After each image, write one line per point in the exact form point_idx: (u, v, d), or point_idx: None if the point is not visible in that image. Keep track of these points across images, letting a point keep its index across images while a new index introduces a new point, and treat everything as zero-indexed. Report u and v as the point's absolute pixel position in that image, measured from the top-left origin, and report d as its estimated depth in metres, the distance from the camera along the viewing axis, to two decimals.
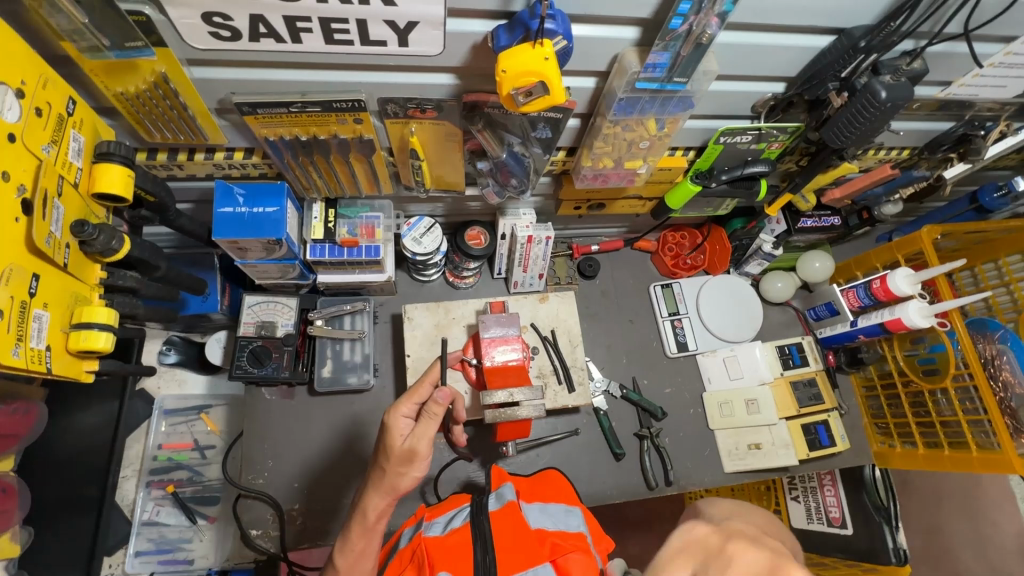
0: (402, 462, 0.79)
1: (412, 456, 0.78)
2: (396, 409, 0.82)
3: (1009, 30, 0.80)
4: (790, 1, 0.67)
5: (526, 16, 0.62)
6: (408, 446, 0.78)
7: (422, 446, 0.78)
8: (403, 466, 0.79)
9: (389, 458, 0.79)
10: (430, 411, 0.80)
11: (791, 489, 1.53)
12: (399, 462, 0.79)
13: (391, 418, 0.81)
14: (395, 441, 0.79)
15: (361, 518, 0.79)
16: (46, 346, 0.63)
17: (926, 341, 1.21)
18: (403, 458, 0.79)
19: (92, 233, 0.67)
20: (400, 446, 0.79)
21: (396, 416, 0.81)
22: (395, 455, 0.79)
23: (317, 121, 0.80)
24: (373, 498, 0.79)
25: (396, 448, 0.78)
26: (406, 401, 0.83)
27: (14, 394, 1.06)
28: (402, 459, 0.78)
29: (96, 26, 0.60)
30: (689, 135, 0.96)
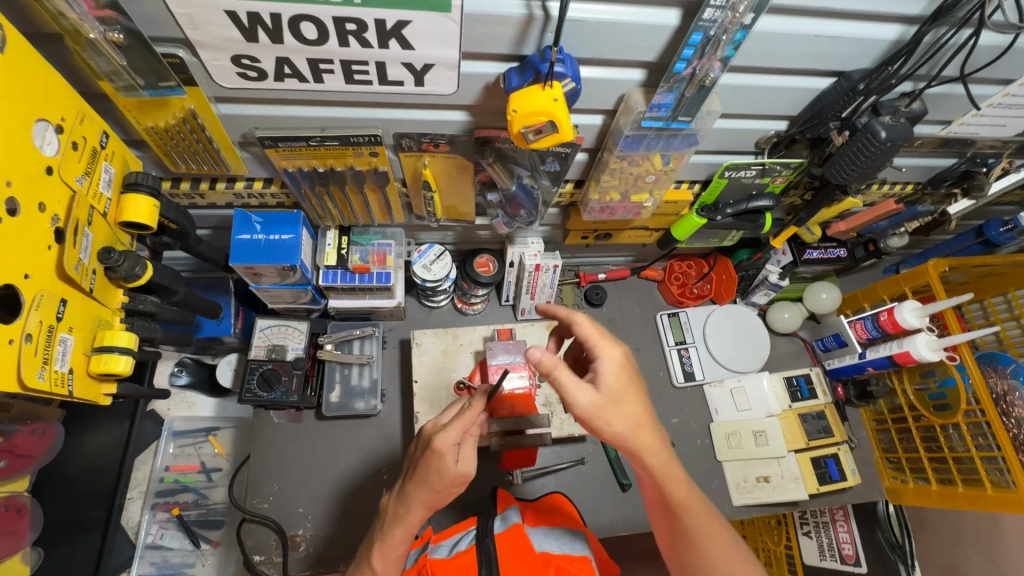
0: (454, 483, 0.77)
1: (462, 478, 0.78)
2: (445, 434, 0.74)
3: (1006, 73, 0.82)
4: (791, 47, 0.70)
5: (537, 59, 0.65)
6: (460, 470, 0.77)
7: (472, 468, 0.78)
8: (453, 486, 0.78)
9: (445, 482, 0.76)
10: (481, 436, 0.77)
11: (802, 524, 1.50)
12: (451, 483, 0.77)
13: (442, 442, 0.74)
14: (449, 468, 0.75)
15: (404, 523, 0.78)
16: (69, 369, 0.65)
17: (936, 375, 1.20)
18: (455, 481, 0.77)
19: (117, 259, 0.70)
20: (453, 469, 0.76)
21: (448, 442, 0.75)
22: (449, 478, 0.76)
23: (335, 154, 0.84)
24: (416, 512, 0.77)
25: (453, 473, 0.75)
26: (455, 426, 0.76)
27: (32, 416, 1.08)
28: (454, 483, 0.76)
29: (133, 67, 0.64)
30: (693, 169, 0.99)
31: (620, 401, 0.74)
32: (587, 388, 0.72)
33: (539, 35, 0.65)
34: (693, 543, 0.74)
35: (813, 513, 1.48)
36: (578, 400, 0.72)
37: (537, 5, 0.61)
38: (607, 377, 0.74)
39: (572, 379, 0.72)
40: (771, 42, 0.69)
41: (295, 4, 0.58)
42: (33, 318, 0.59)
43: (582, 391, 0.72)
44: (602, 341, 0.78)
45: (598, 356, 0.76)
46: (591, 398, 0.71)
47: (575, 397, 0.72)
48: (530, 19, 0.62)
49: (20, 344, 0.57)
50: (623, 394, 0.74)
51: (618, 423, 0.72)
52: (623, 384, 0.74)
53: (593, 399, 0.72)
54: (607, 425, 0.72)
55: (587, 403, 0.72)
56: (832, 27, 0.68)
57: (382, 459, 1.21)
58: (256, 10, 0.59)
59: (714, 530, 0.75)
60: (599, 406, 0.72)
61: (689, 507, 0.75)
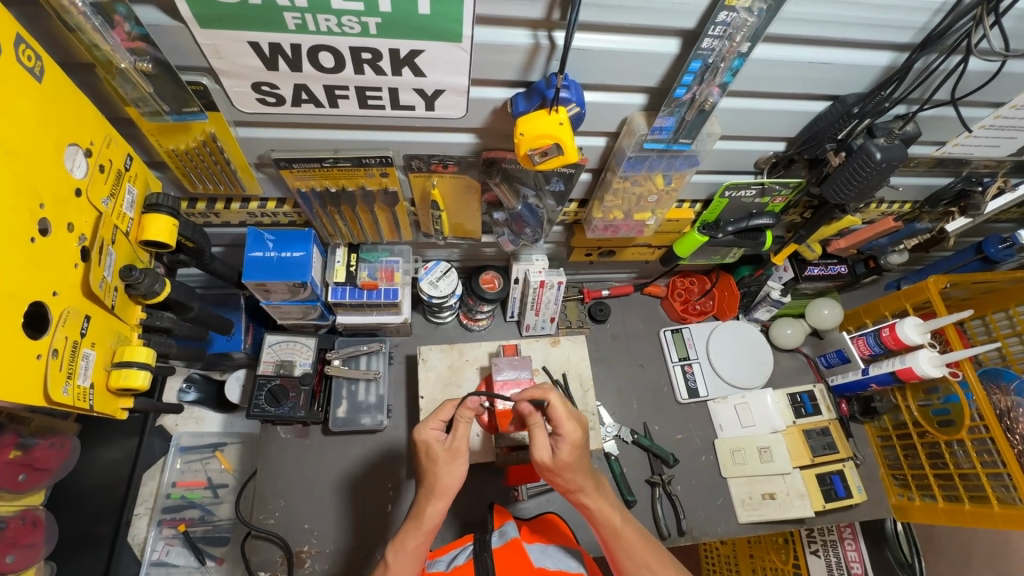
0: (451, 462, 0.84)
1: (457, 455, 0.84)
2: (424, 423, 0.86)
3: (996, 96, 0.85)
4: (787, 73, 0.73)
5: (543, 86, 0.69)
6: (451, 446, 0.84)
7: (464, 444, 0.84)
8: (452, 466, 0.84)
9: (436, 461, 0.84)
10: (461, 410, 0.85)
11: (810, 542, 1.44)
12: (447, 462, 0.84)
13: (423, 433, 0.85)
14: (436, 446, 0.84)
15: (418, 521, 0.82)
16: (91, 384, 0.67)
17: (939, 391, 1.21)
18: (449, 458, 0.84)
19: (138, 277, 0.72)
20: (442, 450, 0.84)
21: (427, 429, 0.86)
22: (441, 456, 0.84)
23: (347, 175, 0.87)
24: (427, 502, 0.83)
25: (439, 450, 0.84)
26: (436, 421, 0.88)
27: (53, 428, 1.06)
28: (449, 459, 0.84)
29: (159, 94, 0.68)
30: (694, 188, 1.02)
31: (574, 467, 0.83)
32: (546, 448, 0.83)
33: (545, 62, 0.68)
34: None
35: (821, 530, 1.45)
36: (537, 458, 0.84)
37: (544, 34, 0.65)
38: (564, 447, 0.82)
39: (537, 440, 0.83)
40: (769, 68, 0.72)
41: (315, 35, 0.61)
42: (58, 335, 0.61)
43: (542, 453, 0.83)
44: (565, 420, 0.82)
45: (561, 431, 0.83)
46: (545, 458, 0.83)
47: (536, 452, 0.83)
48: (537, 47, 0.65)
49: (47, 359, 0.59)
50: (575, 464, 0.83)
51: (565, 481, 0.84)
52: (576, 458, 0.83)
53: (549, 459, 0.83)
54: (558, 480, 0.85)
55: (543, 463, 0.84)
56: (825, 55, 0.71)
57: (388, 475, 1.21)
58: (277, 41, 0.62)
59: (658, 566, 0.82)
60: (551, 466, 0.83)
61: (628, 543, 0.83)
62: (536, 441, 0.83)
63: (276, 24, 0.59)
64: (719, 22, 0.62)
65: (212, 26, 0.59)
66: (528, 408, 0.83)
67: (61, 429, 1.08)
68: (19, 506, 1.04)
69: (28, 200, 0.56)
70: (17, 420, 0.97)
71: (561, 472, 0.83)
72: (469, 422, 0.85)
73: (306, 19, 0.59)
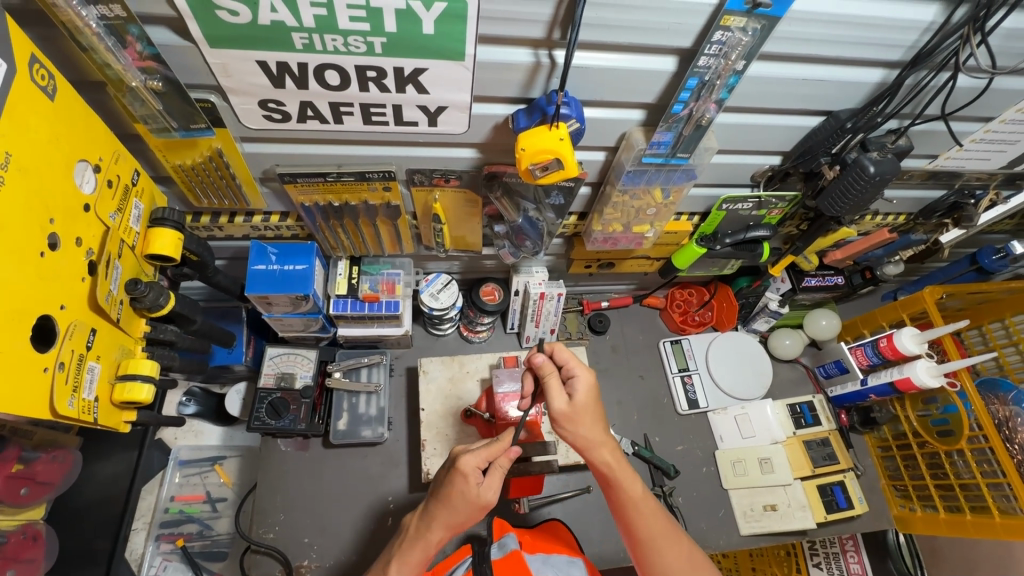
0: (477, 511, 0.82)
1: (483, 505, 0.82)
2: (467, 457, 0.81)
3: (986, 112, 0.87)
4: (780, 90, 0.75)
5: (543, 102, 0.70)
6: (482, 497, 0.81)
7: (493, 497, 0.82)
8: (474, 513, 0.82)
9: (463, 504, 0.80)
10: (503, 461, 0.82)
11: (812, 555, 1.45)
12: (472, 511, 0.81)
13: (465, 465, 0.81)
14: (470, 494, 0.80)
15: (425, 544, 0.82)
16: (95, 397, 0.67)
17: (937, 402, 1.21)
18: (475, 507, 0.81)
19: (143, 290, 0.73)
20: (475, 492, 0.80)
21: (468, 465, 0.81)
22: (470, 502, 0.80)
23: (350, 189, 0.88)
24: (436, 533, 0.82)
25: (472, 498, 0.80)
26: (481, 451, 0.83)
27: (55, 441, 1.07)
28: (476, 509, 0.81)
29: (168, 111, 0.69)
30: (692, 201, 1.03)
31: (591, 414, 0.84)
32: (563, 394, 0.83)
33: (545, 80, 0.70)
34: (653, 548, 0.82)
35: (824, 543, 1.45)
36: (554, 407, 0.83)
37: (544, 53, 0.66)
38: (580, 390, 0.83)
39: (554, 388, 0.83)
40: (764, 85, 0.73)
41: (321, 54, 0.63)
42: (65, 348, 0.62)
43: (559, 400, 0.82)
44: (579, 365, 0.85)
45: (574, 375, 0.84)
46: (563, 403, 0.82)
47: (552, 400, 0.83)
48: (538, 66, 0.67)
49: (53, 372, 0.60)
50: (590, 410, 0.83)
51: (582, 431, 0.83)
52: (590, 406, 0.83)
53: (565, 407, 0.83)
54: (572, 432, 0.83)
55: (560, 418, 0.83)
56: (818, 72, 0.73)
57: (388, 488, 1.21)
58: (284, 60, 0.63)
59: (671, 536, 0.82)
60: (568, 415, 0.83)
61: (645, 510, 0.82)
62: (551, 388, 0.83)
63: (284, 43, 0.61)
64: (714, 41, 0.64)
65: (221, 46, 0.61)
66: (542, 357, 0.85)
67: (62, 443, 1.09)
68: (20, 521, 1.06)
69: (39, 214, 0.57)
70: (20, 433, 1.01)
71: (578, 420, 0.83)
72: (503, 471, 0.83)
73: (313, 39, 0.61)
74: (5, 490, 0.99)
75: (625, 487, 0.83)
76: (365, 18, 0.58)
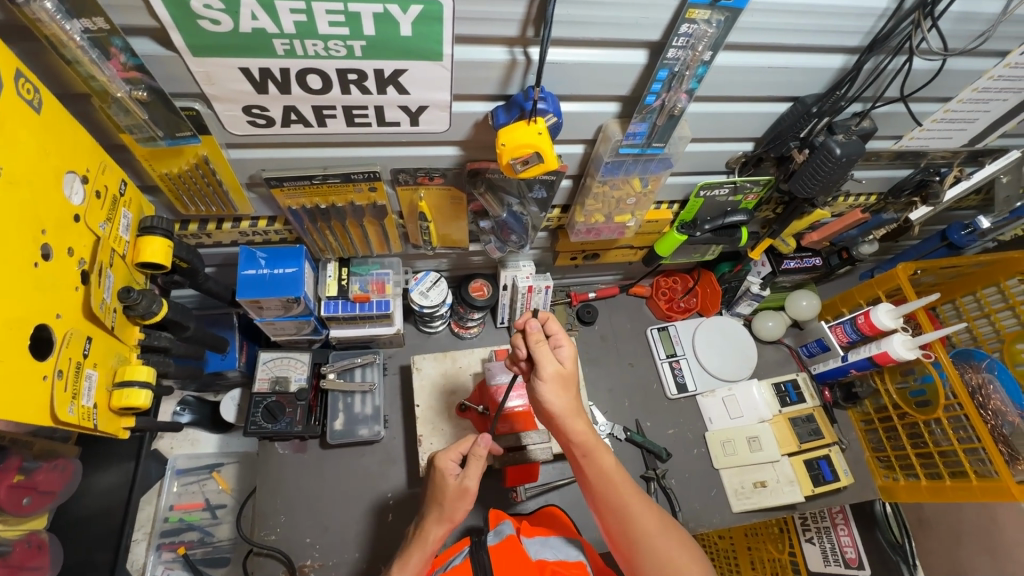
0: (459, 498, 0.89)
1: (465, 493, 0.89)
2: (444, 452, 0.93)
3: (943, 92, 0.91)
4: (746, 78, 0.78)
5: (521, 98, 0.73)
6: (462, 484, 0.89)
7: (473, 484, 0.89)
8: (459, 501, 0.89)
9: (446, 495, 0.89)
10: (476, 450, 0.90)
11: (805, 530, 1.52)
12: (455, 498, 0.89)
13: (441, 461, 0.91)
14: (450, 480, 0.90)
15: (423, 542, 0.87)
16: (94, 404, 0.68)
17: (915, 373, 1.27)
18: (458, 495, 0.89)
19: (136, 298, 0.74)
20: (454, 483, 0.90)
21: (445, 459, 0.92)
22: (451, 491, 0.89)
23: (336, 191, 0.90)
24: (432, 528, 0.88)
25: (452, 486, 0.89)
26: (453, 448, 0.93)
27: (51, 452, 1.06)
28: (458, 496, 0.89)
29: (153, 121, 0.70)
30: (671, 190, 1.06)
31: (569, 383, 0.86)
32: (552, 359, 0.85)
33: (521, 77, 0.72)
34: (624, 515, 0.82)
35: (815, 518, 1.51)
36: (546, 370, 0.83)
37: (519, 50, 0.69)
38: (566, 357, 0.86)
39: (544, 351, 0.84)
40: (731, 75, 0.77)
41: (303, 59, 0.65)
42: (62, 356, 0.63)
43: (551, 362, 0.84)
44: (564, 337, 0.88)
45: (560, 344, 0.88)
46: (553, 364, 0.84)
47: (542, 363, 0.84)
48: (514, 63, 0.69)
49: (52, 380, 0.61)
50: (574, 379, 0.86)
51: (566, 398, 0.85)
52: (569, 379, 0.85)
53: (556, 369, 0.84)
54: (553, 398, 0.84)
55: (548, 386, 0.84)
56: (782, 60, 0.77)
57: (388, 486, 1.23)
58: (266, 65, 0.65)
59: (644, 503, 0.83)
60: (553, 378, 0.84)
61: (618, 480, 0.84)
62: (543, 353, 0.84)
63: (265, 49, 0.63)
64: (681, 34, 0.67)
65: (203, 54, 0.62)
66: (534, 323, 0.85)
67: (61, 452, 1.07)
68: (23, 531, 1.04)
69: (31, 226, 0.59)
70: (20, 444, 0.98)
71: (562, 385, 0.85)
72: (481, 460, 0.90)
73: (294, 44, 0.63)
74: (10, 500, 0.96)
75: (599, 456, 0.85)
76: (344, 22, 0.60)
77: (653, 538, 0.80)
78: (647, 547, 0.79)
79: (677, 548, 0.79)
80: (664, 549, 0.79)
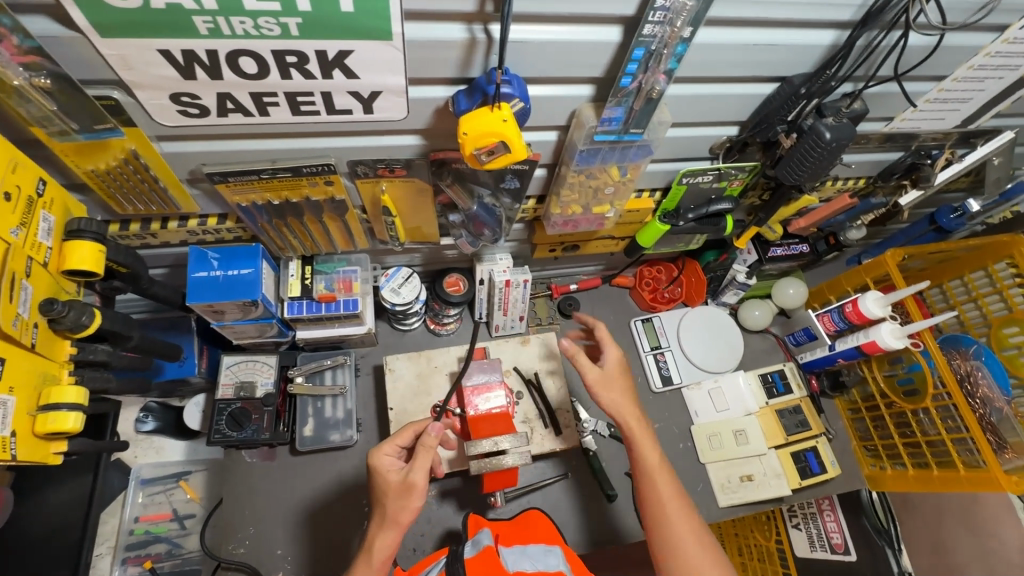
0: (403, 493, 0.81)
1: (409, 488, 0.81)
2: (379, 449, 0.87)
3: (938, 71, 0.86)
4: (729, 57, 0.72)
5: (483, 82, 0.66)
6: (405, 478, 0.81)
7: (418, 477, 0.81)
8: (404, 499, 0.81)
9: (388, 493, 0.82)
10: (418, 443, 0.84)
11: (791, 516, 1.54)
12: (399, 495, 0.81)
13: (376, 458, 0.85)
14: (389, 476, 0.83)
15: (368, 553, 0.81)
16: (12, 432, 0.62)
17: (903, 361, 1.24)
18: (402, 491, 0.81)
19: (61, 309, 0.67)
20: (396, 480, 0.82)
21: (380, 455, 0.86)
22: (393, 489, 0.82)
23: (289, 185, 0.82)
24: (377, 535, 0.81)
25: (393, 482, 0.82)
26: (390, 443, 0.88)
27: None
28: (401, 493, 0.81)
29: (65, 111, 0.62)
30: (652, 177, 1.00)
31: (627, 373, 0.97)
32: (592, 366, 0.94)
33: (483, 58, 0.65)
34: (659, 509, 0.86)
35: (800, 505, 1.53)
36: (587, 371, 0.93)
37: (479, 27, 0.62)
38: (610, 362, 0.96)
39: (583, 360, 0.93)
40: (714, 53, 0.70)
41: (231, 40, 0.57)
42: None
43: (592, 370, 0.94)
44: (607, 342, 0.99)
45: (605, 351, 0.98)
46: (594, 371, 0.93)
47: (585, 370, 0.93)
48: (473, 42, 0.62)
49: None
50: (620, 378, 0.95)
51: (613, 396, 0.93)
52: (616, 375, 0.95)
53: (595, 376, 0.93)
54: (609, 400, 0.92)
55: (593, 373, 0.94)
56: (769, 36, 0.70)
57: (362, 491, 1.18)
58: (191, 47, 0.57)
59: (681, 505, 0.87)
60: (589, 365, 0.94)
61: (660, 477, 0.88)
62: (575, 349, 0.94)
63: (186, 29, 0.55)
64: (657, 8, 0.60)
65: (114, 35, 0.54)
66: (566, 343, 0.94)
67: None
68: None
69: None
70: None
71: (608, 386, 0.94)
72: (427, 453, 0.82)
73: (219, 22, 0.55)
74: None
75: (645, 452, 0.90)
76: None
77: (682, 535, 0.84)
78: (674, 542, 0.84)
79: (704, 553, 0.83)
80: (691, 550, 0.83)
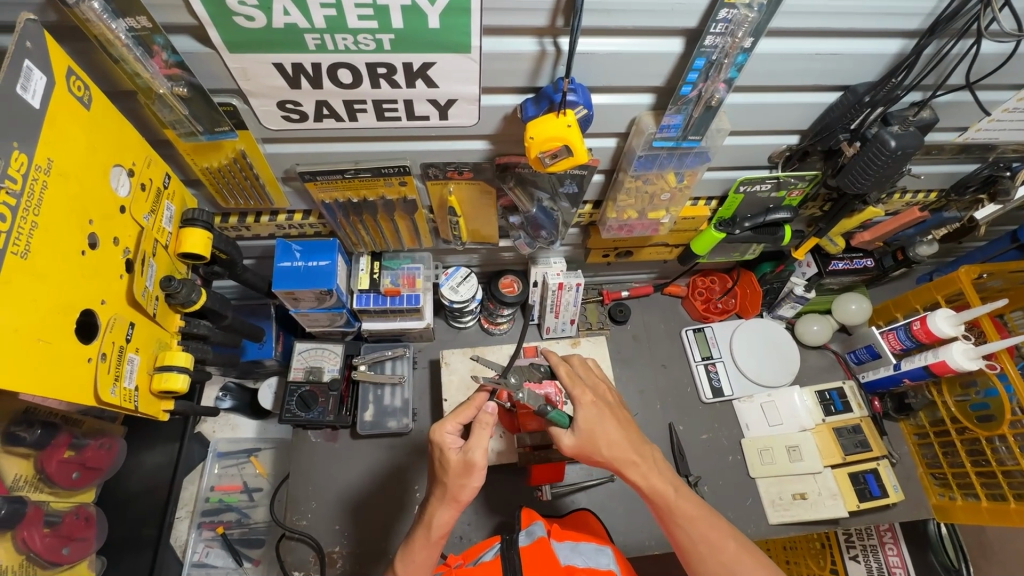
0: (463, 473, 0.85)
1: (469, 467, 0.85)
2: (441, 426, 0.88)
3: (1016, 79, 0.83)
4: (789, 66, 0.73)
5: (550, 91, 0.71)
6: (465, 458, 0.85)
7: (478, 456, 0.84)
8: (464, 478, 0.85)
9: (448, 471, 0.86)
10: (477, 421, 0.86)
11: (849, 547, 1.39)
12: (461, 473, 0.85)
13: (439, 435, 0.87)
14: (450, 455, 0.86)
15: (426, 532, 0.87)
16: (135, 386, 0.72)
17: (977, 385, 1.17)
18: (462, 470, 0.85)
19: (176, 286, 0.78)
20: (456, 458, 0.86)
21: (442, 433, 0.87)
22: (453, 467, 0.85)
23: (367, 185, 0.91)
24: (440, 511, 0.86)
25: (453, 461, 0.85)
26: (451, 419, 0.89)
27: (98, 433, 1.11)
28: (462, 472, 0.85)
29: (194, 116, 0.73)
30: (708, 185, 1.02)
31: (605, 403, 0.88)
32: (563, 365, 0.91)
33: (551, 68, 0.71)
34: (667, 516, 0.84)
35: (862, 534, 1.40)
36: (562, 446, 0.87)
37: (549, 41, 0.67)
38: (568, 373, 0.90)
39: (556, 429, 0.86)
40: (775, 63, 0.72)
41: (334, 54, 0.65)
42: (106, 339, 0.66)
43: (565, 436, 0.87)
44: (573, 384, 0.88)
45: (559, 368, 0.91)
46: (563, 373, 0.89)
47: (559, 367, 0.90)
48: (543, 54, 0.68)
49: (96, 362, 0.64)
50: (599, 419, 0.86)
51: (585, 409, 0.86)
52: (596, 418, 0.86)
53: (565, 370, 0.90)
54: (592, 441, 0.85)
55: (569, 439, 0.86)
56: (833, 45, 0.72)
57: (411, 476, 1.24)
58: (298, 61, 0.66)
59: (697, 514, 0.83)
60: (579, 437, 0.85)
61: (658, 484, 0.84)
62: (571, 375, 0.89)
63: (297, 45, 0.64)
64: (720, 20, 0.63)
65: (240, 51, 0.64)
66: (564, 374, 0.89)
67: (110, 430, 1.13)
68: (73, 502, 1.05)
69: (78, 217, 0.62)
70: (70, 421, 1.03)
71: (593, 403, 0.87)
72: (483, 431, 0.85)
73: (325, 39, 0.63)
74: (60, 473, 0.98)
75: (629, 463, 0.85)
76: (372, 15, 0.60)
77: (700, 541, 0.81)
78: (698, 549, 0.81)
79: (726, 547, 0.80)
80: (725, 554, 0.80)
